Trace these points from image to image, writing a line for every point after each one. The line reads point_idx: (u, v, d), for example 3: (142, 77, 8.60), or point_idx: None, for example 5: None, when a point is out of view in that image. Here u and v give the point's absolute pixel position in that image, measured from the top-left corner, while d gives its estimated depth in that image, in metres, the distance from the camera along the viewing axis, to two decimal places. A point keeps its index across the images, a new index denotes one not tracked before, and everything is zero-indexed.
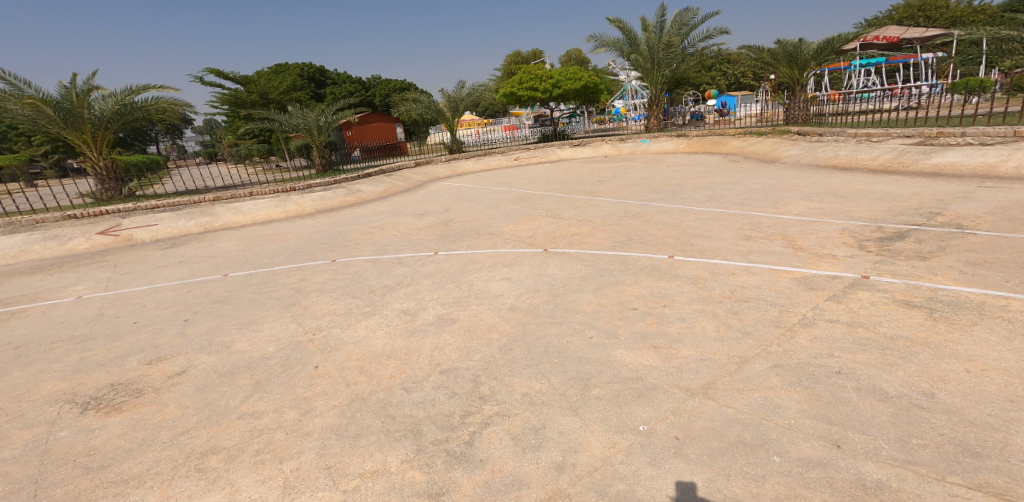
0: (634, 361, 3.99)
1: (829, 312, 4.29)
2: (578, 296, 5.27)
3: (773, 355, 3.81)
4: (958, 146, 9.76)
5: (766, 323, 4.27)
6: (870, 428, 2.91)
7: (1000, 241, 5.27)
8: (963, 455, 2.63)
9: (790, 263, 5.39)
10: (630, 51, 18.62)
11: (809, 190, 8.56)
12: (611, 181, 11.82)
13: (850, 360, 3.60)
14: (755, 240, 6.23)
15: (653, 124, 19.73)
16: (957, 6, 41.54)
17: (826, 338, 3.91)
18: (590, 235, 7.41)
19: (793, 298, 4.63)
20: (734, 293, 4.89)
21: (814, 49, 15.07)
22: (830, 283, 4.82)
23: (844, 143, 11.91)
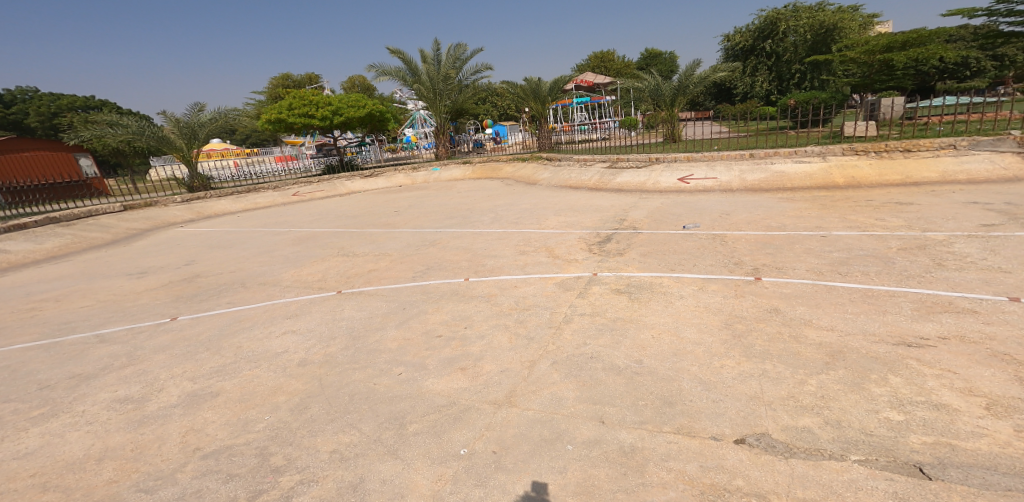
0: (445, 387, 4.05)
1: (580, 307, 5.14)
2: (381, 335, 5.08)
3: (552, 353, 4.39)
4: (629, 167, 13.03)
5: (543, 326, 4.90)
6: (618, 400, 3.62)
7: (654, 236, 7.23)
8: (663, 405, 3.47)
9: (551, 270, 6.30)
10: (412, 81, 19.36)
11: (559, 207, 10.27)
12: (407, 211, 11.98)
13: (596, 345, 4.40)
14: (528, 254, 7.11)
15: (443, 152, 20.79)
16: (617, 62, 56.90)
17: (581, 330, 4.70)
18: (388, 269, 7.30)
19: (557, 299, 5.42)
20: (518, 303, 5.46)
21: (549, 87, 18.33)
22: (576, 282, 5.81)
23: (571, 167, 14.61)
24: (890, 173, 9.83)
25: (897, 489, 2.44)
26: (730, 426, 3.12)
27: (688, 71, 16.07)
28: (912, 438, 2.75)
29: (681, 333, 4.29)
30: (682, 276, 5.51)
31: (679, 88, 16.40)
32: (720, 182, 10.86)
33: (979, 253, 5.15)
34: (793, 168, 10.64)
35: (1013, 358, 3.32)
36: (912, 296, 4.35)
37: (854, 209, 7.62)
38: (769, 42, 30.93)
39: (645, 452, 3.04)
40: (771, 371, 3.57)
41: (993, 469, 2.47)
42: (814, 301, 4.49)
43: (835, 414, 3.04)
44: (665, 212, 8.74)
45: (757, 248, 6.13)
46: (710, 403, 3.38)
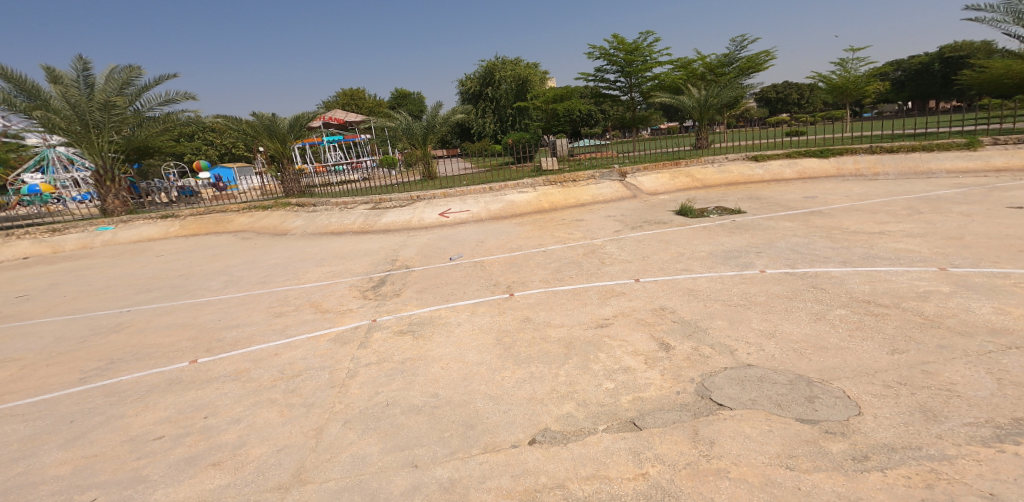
0: (192, 493, 3.29)
1: (364, 358, 4.98)
2: (30, 464, 3.74)
3: (342, 413, 4.14)
4: (393, 207, 12.60)
5: (323, 389, 4.56)
6: (424, 439, 3.69)
7: (427, 271, 7.46)
8: (466, 429, 3.74)
9: (323, 326, 5.81)
10: (39, 109, 14.05)
11: (319, 256, 9.35)
12: (53, 291, 8.67)
13: (390, 391, 4.38)
14: (287, 313, 6.32)
15: (117, 206, 15.73)
16: (370, 101, 54.28)
17: (370, 381, 4.57)
18: (32, 375, 5.26)
19: (335, 356, 5.11)
20: (285, 372, 4.92)
21: (288, 124, 16.02)
22: (354, 333, 5.53)
23: (332, 211, 13.19)
24: (572, 197, 12.59)
25: (630, 444, 3.25)
26: (522, 430, 3.63)
27: (434, 111, 16.45)
28: (623, 399, 3.62)
29: (465, 358, 4.63)
30: (456, 305, 5.88)
31: (428, 128, 16.81)
32: (473, 213, 11.94)
33: (617, 251, 7.05)
34: (518, 196, 12.49)
35: (647, 321, 4.61)
36: (596, 287, 5.67)
37: (557, 227, 9.51)
38: (490, 89, 34.54)
39: (464, 480, 3.21)
40: (535, 371, 4.19)
41: (663, 409, 3.43)
42: (549, 305, 5.42)
43: (580, 394, 3.80)
44: (432, 247, 9.13)
45: (506, 268, 7.05)
46: (502, 414, 3.83)
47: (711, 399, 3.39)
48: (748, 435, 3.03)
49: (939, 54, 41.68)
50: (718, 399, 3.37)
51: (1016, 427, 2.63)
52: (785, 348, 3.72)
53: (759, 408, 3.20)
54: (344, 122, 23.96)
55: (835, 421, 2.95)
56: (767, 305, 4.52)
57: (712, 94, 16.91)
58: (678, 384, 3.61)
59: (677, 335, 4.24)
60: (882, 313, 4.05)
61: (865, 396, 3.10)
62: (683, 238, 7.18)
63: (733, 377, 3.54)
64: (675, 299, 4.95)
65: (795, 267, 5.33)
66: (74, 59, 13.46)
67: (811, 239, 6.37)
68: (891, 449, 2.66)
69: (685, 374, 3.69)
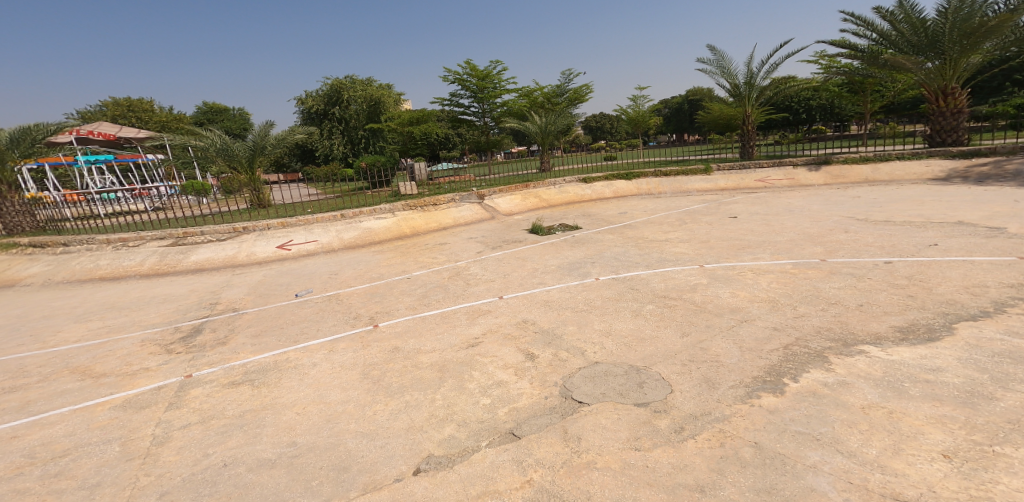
0: None
1: (178, 420, 4.08)
2: None
3: (153, 487, 3.36)
4: (205, 242, 10.25)
5: (114, 464, 3.58)
6: (285, 493, 3.31)
7: (264, 312, 6.38)
8: (338, 473, 3.49)
9: (99, 394, 4.47)
10: None
11: (80, 310, 7.09)
12: None
13: (225, 450, 3.72)
14: (27, 386, 4.64)
15: None
16: (161, 113, 40.19)
17: (193, 443, 3.80)
18: None
19: (127, 425, 4.04)
20: (38, 455, 3.68)
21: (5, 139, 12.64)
22: (158, 395, 4.45)
23: (99, 252, 10.14)
24: (433, 221, 12.30)
25: (512, 455, 3.58)
26: (405, 462, 3.60)
27: (263, 131, 14.22)
28: (499, 412, 3.97)
29: (326, 399, 4.27)
30: (308, 344, 5.26)
31: (256, 149, 14.40)
32: (322, 244, 10.45)
33: (480, 271, 7.36)
34: (376, 223, 11.47)
35: (513, 335, 5.08)
36: (464, 309, 5.87)
37: (421, 252, 9.25)
38: (338, 109, 32.11)
39: None
40: (410, 400, 4.19)
41: (537, 415, 3.91)
42: (418, 331, 5.38)
43: (459, 414, 3.99)
44: (269, 284, 7.79)
45: (367, 299, 6.60)
46: (379, 450, 3.71)
47: (573, 398, 4.03)
48: (605, 425, 3.72)
49: (687, 98, 53.75)
50: (578, 397, 4.03)
51: (755, 383, 3.95)
52: (619, 344, 4.67)
53: (609, 400, 3.95)
54: (116, 138, 17.54)
55: (659, 400, 3.88)
56: (603, 307, 5.52)
57: (549, 122, 18.57)
58: (545, 389, 4.16)
59: (539, 344, 4.84)
60: (673, 304, 5.39)
61: (672, 375, 4.16)
62: (537, 253, 7.99)
63: (587, 375, 4.28)
64: (533, 311, 5.59)
65: (618, 272, 6.56)
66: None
67: (626, 248, 7.79)
68: (695, 417, 3.67)
69: (549, 379, 4.28)
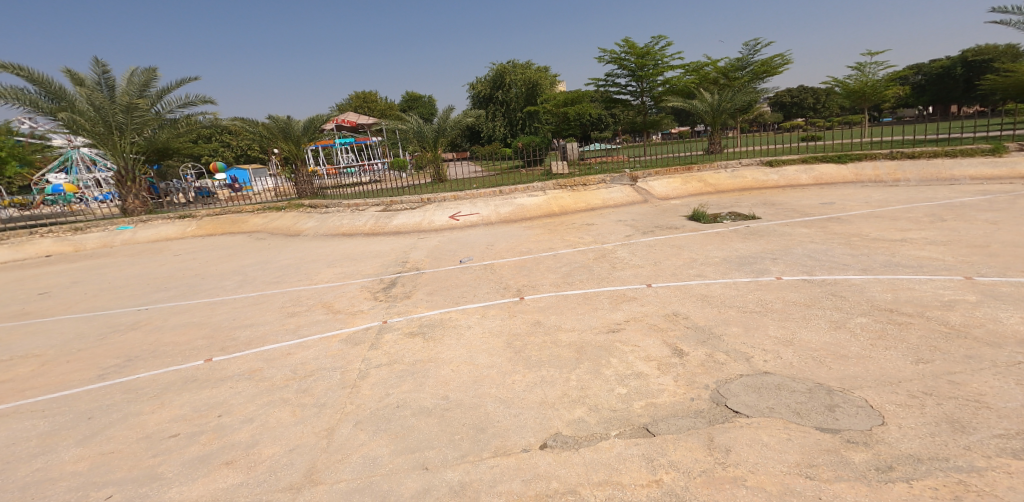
0: (206, 491, 3.43)
1: (374, 359, 5.07)
2: (48, 461, 3.90)
3: (352, 413, 4.23)
4: (403, 209, 13.16)
5: (335, 388, 4.65)
6: (434, 441, 3.74)
7: (437, 273, 7.67)
8: (477, 432, 3.77)
9: (334, 327, 5.98)
10: (61, 108, 15.12)
11: (331, 257, 9.71)
12: (70, 290, 9.23)
13: (400, 392, 4.43)
14: (299, 313, 6.54)
15: (135, 205, 17.06)
16: (381, 103, 55.19)
17: (381, 382, 4.64)
18: (54, 371, 5.52)
19: (346, 357, 5.22)
20: (296, 372, 5.03)
21: (303, 127, 17.61)
22: (365, 334, 5.67)
23: (343, 213, 13.84)
24: (582, 201, 13.12)
25: (642, 451, 3.22)
26: (534, 435, 3.64)
27: (445, 115, 16.93)
28: (635, 405, 3.69)
29: (476, 361, 4.71)
30: (467, 307, 6.04)
31: (439, 131, 17.32)
32: (482, 216, 12.36)
33: (627, 256, 7.44)
34: (528, 200, 13.02)
35: (660, 327, 4.82)
36: (607, 292, 5.91)
37: (567, 231, 9.97)
38: (501, 92, 35.88)
39: (475, 485, 3.24)
40: (546, 375, 4.29)
41: (678, 415, 3.48)
42: (560, 309, 5.63)
43: (593, 399, 3.86)
44: (443, 249, 9.39)
45: (517, 271, 7.30)
46: (513, 418, 3.85)
47: (727, 406, 3.46)
48: (766, 443, 3.01)
49: (962, 58, 40.25)
50: (734, 406, 3.43)
51: None
52: (804, 357, 3.87)
53: (777, 416, 3.22)
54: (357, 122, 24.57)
55: (858, 430, 2.95)
56: (784, 312, 4.80)
57: (725, 100, 18.09)
58: (692, 391, 3.71)
59: (691, 341, 4.45)
60: (905, 322, 4.23)
61: (888, 405, 3.13)
62: (695, 244, 7.67)
63: (749, 384, 3.65)
64: (687, 305, 5.25)
65: (816, 273, 5.73)
66: (91, 61, 14.75)
67: (832, 245, 6.85)
68: (916, 459, 2.65)
69: (699, 382, 3.80)
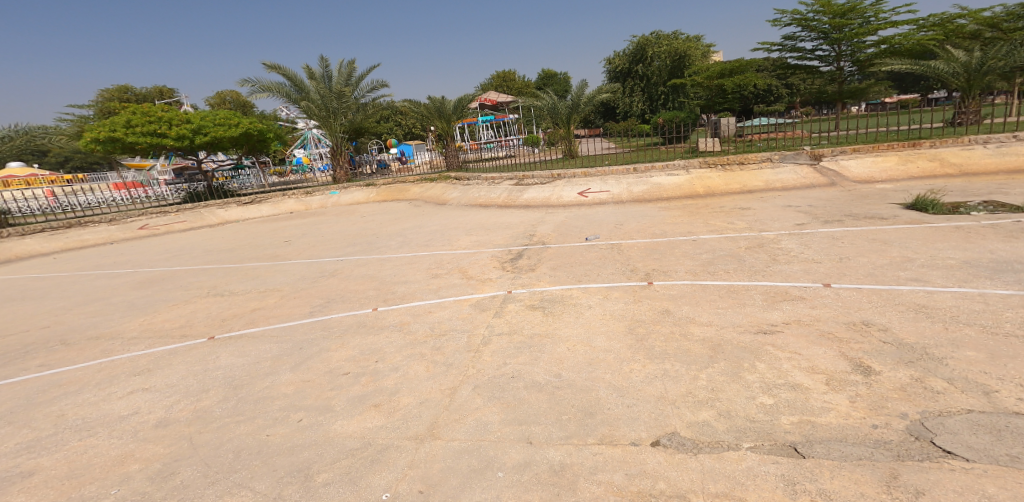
0: (357, 428, 3.87)
1: (497, 327, 5.29)
2: (273, 381, 4.78)
3: (473, 377, 4.39)
4: (534, 183, 14.34)
5: (461, 351, 4.92)
6: (541, 417, 3.65)
7: (562, 250, 7.96)
8: (584, 416, 3.56)
9: (468, 292, 6.51)
10: (300, 98, 20.02)
11: (468, 227, 10.90)
12: (300, 240, 11.93)
13: (516, 363, 4.48)
14: (441, 277, 7.32)
15: (341, 175, 21.60)
16: (518, 82, 61.96)
17: (500, 351, 4.78)
18: (280, 305, 7.05)
19: (474, 322, 5.55)
20: (434, 330, 5.50)
21: (453, 106, 20.03)
22: (491, 302, 6.02)
23: (481, 187, 15.60)
24: (735, 182, 12.02)
25: (782, 471, 2.70)
26: (646, 429, 3.28)
27: (580, 91, 17.88)
28: (783, 419, 3.14)
29: (592, 344, 4.57)
30: (588, 286, 6.06)
31: (573, 108, 18.28)
32: (613, 194, 12.53)
33: (797, 248, 6.58)
34: (666, 180, 12.64)
35: (837, 337, 4.11)
36: (761, 289, 5.30)
37: (712, 214, 9.30)
38: (643, 66, 37.01)
39: (575, 468, 3.07)
40: (669, 369, 3.93)
41: (844, 440, 2.88)
42: (693, 300, 5.25)
43: (724, 405, 3.38)
44: (569, 225, 9.76)
45: (646, 254, 7.12)
46: (625, 408, 3.55)
47: (932, 443, 2.77)
48: (991, 496, 2.35)
49: None
50: (942, 444, 2.75)
51: None
52: None
53: (1021, 467, 2.49)
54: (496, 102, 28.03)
55: None
56: None
57: (991, 57, 14.75)
58: (873, 417, 3.05)
59: (888, 359, 3.67)
60: None
61: None
62: (914, 240, 6.29)
63: (973, 422, 2.88)
64: (888, 315, 4.35)
65: None
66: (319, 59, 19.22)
67: None
68: None
69: (892, 408, 3.11)
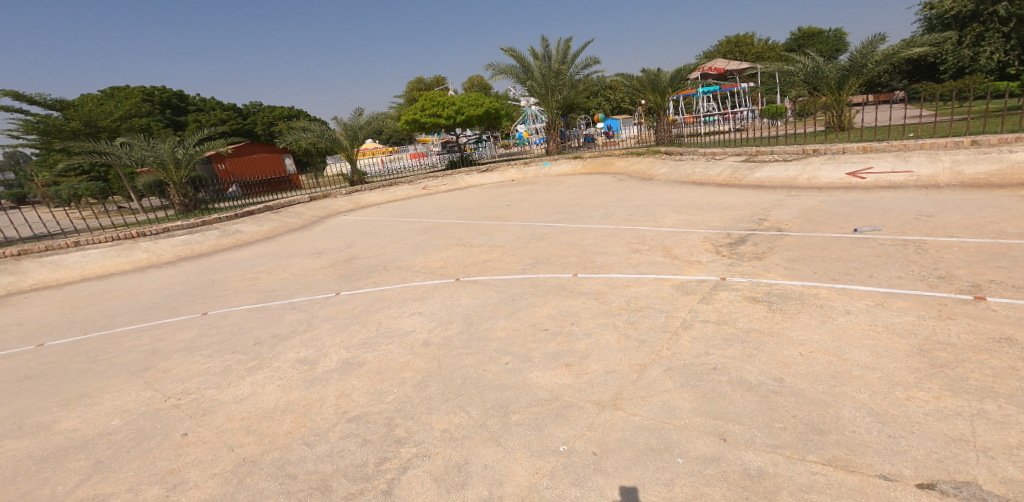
0: (549, 381, 4.22)
1: (702, 313, 5.07)
2: (492, 323, 5.54)
3: (666, 359, 4.29)
4: (771, 161, 12.99)
5: (657, 330, 4.85)
6: (744, 418, 3.39)
7: (807, 239, 7.01)
8: (809, 431, 3.17)
9: (669, 271, 6.39)
10: (526, 78, 21.95)
11: (677, 204, 10.52)
12: (518, 205, 13.21)
13: (722, 355, 4.22)
14: (641, 253, 7.32)
15: (553, 147, 23.39)
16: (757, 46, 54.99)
17: (702, 338, 4.57)
18: (500, 260, 8.00)
19: (674, 303, 5.42)
20: (629, 304, 5.55)
21: (669, 77, 19.21)
22: (699, 287, 5.78)
23: (697, 161, 15.10)
24: None
25: None
26: (914, 468, 2.77)
27: (869, 47, 15.12)
28: None
29: (844, 356, 3.98)
30: (848, 289, 5.22)
31: (849, 69, 15.51)
32: (915, 176, 10.12)
33: None
34: None
35: None
36: None
37: None
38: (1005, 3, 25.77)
39: (778, 479, 2.81)
40: (990, 410, 3.16)
41: None
42: None
43: None
44: (825, 212, 8.47)
45: (970, 257, 5.68)
46: (880, 437, 3.03)
47: None
48: None
49: None
50: None
51: None
52: None
53: None
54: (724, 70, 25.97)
55: None
56: None
57: None
58: None
59: None
60: None
61: None
62: None
63: None
64: None
65: None
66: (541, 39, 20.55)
67: None
68: None
69: None
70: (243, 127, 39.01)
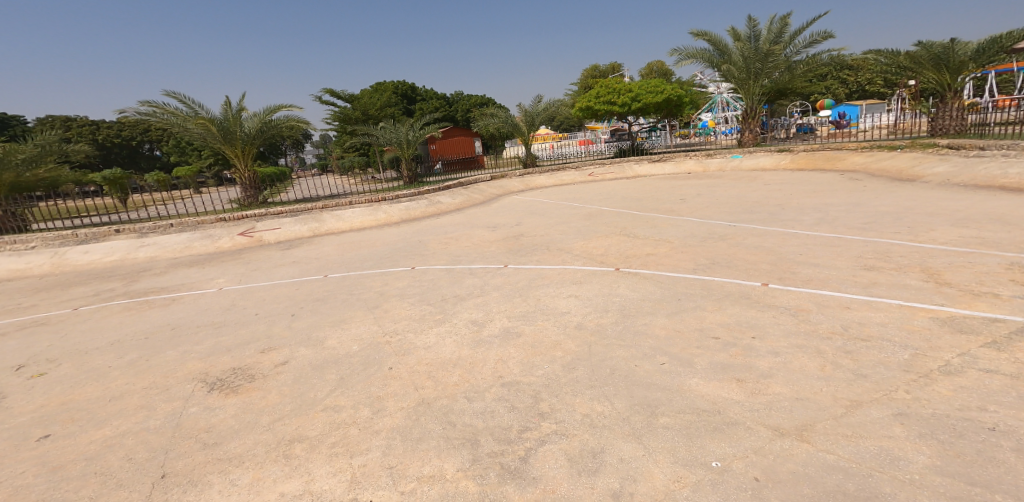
0: (712, 393, 3.89)
1: (987, 362, 3.87)
2: (650, 320, 5.34)
3: (899, 403, 3.48)
4: None
5: (892, 368, 3.95)
6: None
7: None
8: None
9: (931, 301, 5.05)
10: (722, 62, 19.72)
11: (960, 216, 8.14)
12: (693, 199, 12.19)
13: (1012, 417, 3.20)
14: (881, 271, 5.99)
15: (746, 139, 20.58)
16: None
17: (977, 390, 3.53)
18: (667, 256, 7.54)
19: (930, 341, 4.29)
20: (848, 330, 4.63)
21: (972, 50, 15.51)
22: (991, 327, 4.40)
23: (1011, 162, 11.08)
24: None
25: None
26: None
27: None
28: None
29: None
30: None
31: None
32: None
33: None
34: None
35: None
36: None
37: None
38: None
39: None
40: None
41: None
42: None
43: None
44: None
45: None
46: None
47: None
48: None
49: None
50: None
51: None
52: None
53: None
54: None
55: None
56: None
57: None
58: None
59: None
60: None
61: None
62: None
63: None
64: None
65: None
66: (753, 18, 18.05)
67: None
68: None
69: None
70: (448, 113, 46.24)
